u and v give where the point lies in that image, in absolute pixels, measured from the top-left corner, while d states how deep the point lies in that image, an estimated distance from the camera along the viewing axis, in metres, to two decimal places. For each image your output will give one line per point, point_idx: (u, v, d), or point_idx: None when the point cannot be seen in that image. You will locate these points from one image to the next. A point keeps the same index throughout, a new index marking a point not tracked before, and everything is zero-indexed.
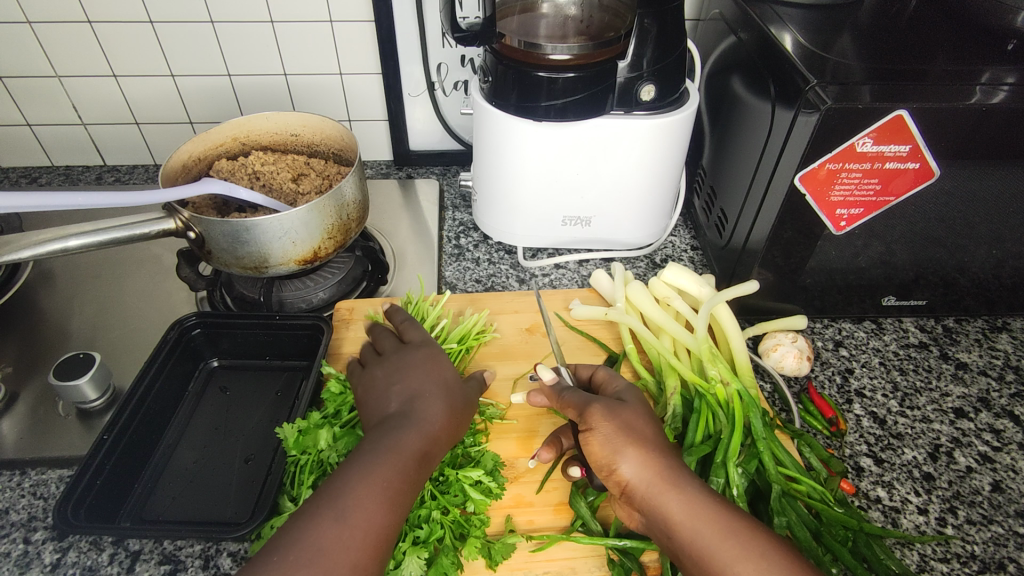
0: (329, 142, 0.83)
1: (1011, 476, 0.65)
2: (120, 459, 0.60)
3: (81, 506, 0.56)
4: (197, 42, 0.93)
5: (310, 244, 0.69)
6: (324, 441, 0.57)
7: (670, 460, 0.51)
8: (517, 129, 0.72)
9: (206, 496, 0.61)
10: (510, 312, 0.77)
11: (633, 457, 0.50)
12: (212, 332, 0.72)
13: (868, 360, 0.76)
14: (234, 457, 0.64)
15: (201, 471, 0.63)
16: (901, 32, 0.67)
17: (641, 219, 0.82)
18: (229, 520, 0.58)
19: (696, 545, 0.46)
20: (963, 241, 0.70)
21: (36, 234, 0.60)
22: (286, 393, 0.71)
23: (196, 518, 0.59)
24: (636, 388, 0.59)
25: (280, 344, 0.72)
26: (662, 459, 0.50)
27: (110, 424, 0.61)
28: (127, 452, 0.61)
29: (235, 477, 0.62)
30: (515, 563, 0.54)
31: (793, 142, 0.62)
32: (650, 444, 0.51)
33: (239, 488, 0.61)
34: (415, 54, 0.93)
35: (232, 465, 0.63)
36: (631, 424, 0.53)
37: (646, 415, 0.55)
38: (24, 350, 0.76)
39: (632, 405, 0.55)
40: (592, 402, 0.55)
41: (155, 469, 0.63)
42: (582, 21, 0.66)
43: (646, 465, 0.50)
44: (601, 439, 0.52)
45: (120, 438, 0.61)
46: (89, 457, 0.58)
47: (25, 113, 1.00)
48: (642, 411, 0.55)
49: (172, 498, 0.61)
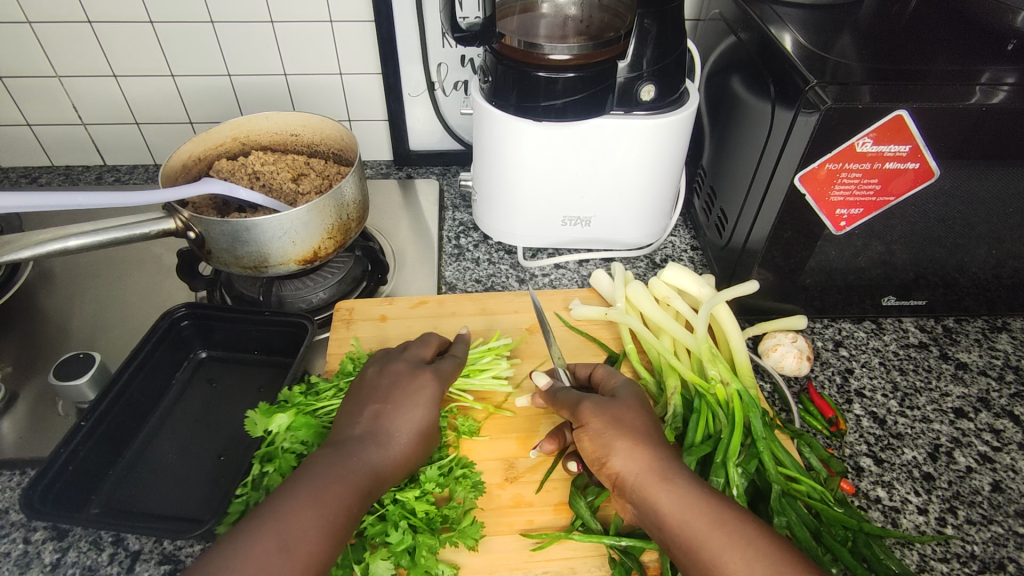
0: (329, 142, 0.83)
1: (1011, 476, 0.65)
2: (96, 444, 0.61)
3: (50, 490, 0.56)
4: (197, 42, 0.93)
5: (310, 244, 0.69)
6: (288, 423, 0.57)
7: (662, 453, 0.51)
8: (517, 129, 0.72)
9: (175, 490, 0.61)
10: (509, 312, 0.77)
11: (623, 450, 0.51)
12: (201, 323, 0.72)
13: (868, 359, 0.76)
14: (208, 452, 0.64)
15: (176, 464, 0.63)
16: (901, 32, 0.67)
17: (641, 219, 0.82)
18: (189, 517, 0.58)
19: (684, 534, 0.46)
20: (963, 241, 0.70)
21: (36, 233, 0.60)
22: (269, 390, 0.70)
23: (162, 511, 0.59)
24: (632, 383, 0.59)
25: (268, 339, 0.71)
26: (652, 452, 0.51)
27: (89, 410, 0.61)
28: (105, 439, 0.62)
29: (207, 474, 0.62)
30: (514, 563, 0.54)
31: (793, 142, 0.62)
32: (642, 437, 0.52)
33: (208, 485, 0.61)
34: (415, 54, 0.93)
35: (205, 460, 0.63)
36: (622, 418, 0.53)
37: (641, 409, 0.56)
38: (24, 350, 0.76)
39: (627, 400, 0.56)
40: (583, 400, 0.56)
41: (131, 459, 0.64)
42: (582, 22, 0.66)
43: (636, 458, 0.51)
44: (593, 434, 0.53)
45: (98, 425, 0.61)
46: (62, 444, 0.58)
47: (25, 113, 1.00)
48: (635, 406, 0.55)
49: (144, 489, 0.61)
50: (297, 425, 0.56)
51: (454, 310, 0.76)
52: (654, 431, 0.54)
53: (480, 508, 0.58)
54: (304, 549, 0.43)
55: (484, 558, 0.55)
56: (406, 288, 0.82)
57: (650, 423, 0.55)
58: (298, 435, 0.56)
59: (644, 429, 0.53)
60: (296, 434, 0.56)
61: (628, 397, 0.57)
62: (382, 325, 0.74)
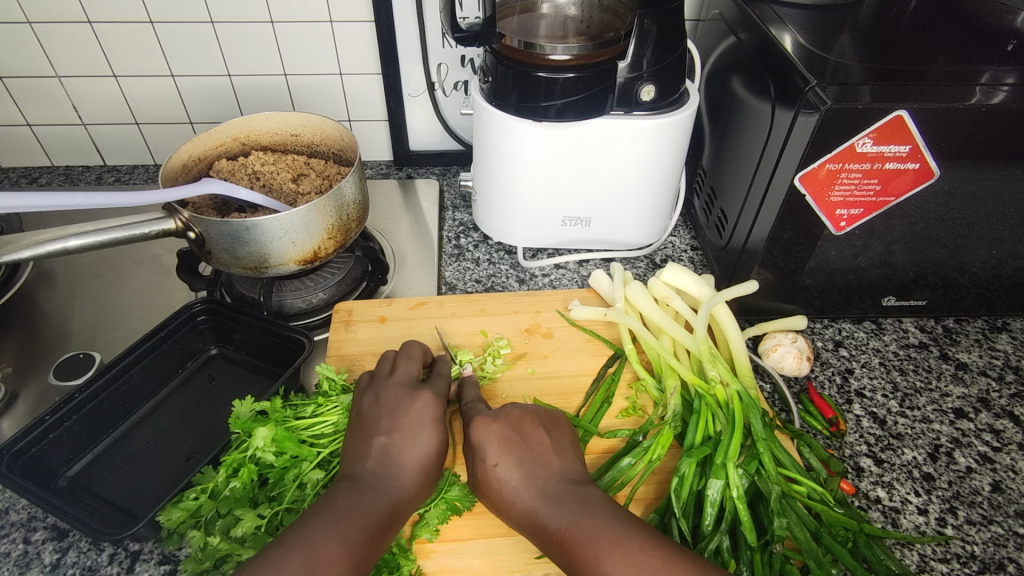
0: (329, 142, 0.83)
1: (1011, 476, 0.65)
2: (81, 421, 0.62)
3: (21, 457, 0.56)
4: (197, 42, 0.93)
5: (310, 244, 0.69)
6: (260, 441, 0.55)
7: (530, 500, 0.49)
8: (518, 130, 0.72)
9: (139, 483, 0.61)
10: (510, 312, 0.76)
11: (506, 515, 0.50)
12: (217, 319, 0.72)
13: (868, 360, 0.76)
14: (177, 454, 0.64)
15: (149, 455, 0.63)
16: (899, 32, 0.67)
17: (641, 219, 0.82)
18: (137, 513, 0.58)
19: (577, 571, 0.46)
20: (964, 241, 0.70)
21: (36, 233, 0.60)
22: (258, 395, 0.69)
23: (120, 505, 0.59)
24: (479, 432, 0.54)
25: (270, 348, 0.71)
26: (526, 504, 0.49)
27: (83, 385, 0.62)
28: (88, 418, 0.63)
29: (173, 475, 0.61)
30: (515, 565, 0.54)
31: (793, 142, 0.62)
32: (511, 493, 0.50)
33: (170, 484, 0.60)
34: (415, 54, 0.93)
35: (174, 461, 0.63)
36: (490, 491, 0.51)
37: (494, 458, 0.52)
38: (24, 349, 0.76)
39: (477, 459, 0.53)
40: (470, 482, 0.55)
41: (109, 443, 0.64)
42: (582, 22, 0.66)
43: (519, 520, 0.50)
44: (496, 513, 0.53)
45: (88, 401, 0.62)
46: (49, 411, 0.59)
47: (24, 113, 1.00)
48: (491, 476, 0.51)
49: (109, 476, 0.61)
50: (281, 438, 0.56)
51: (454, 311, 0.76)
52: (518, 474, 0.51)
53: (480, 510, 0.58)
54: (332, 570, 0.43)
55: (484, 560, 0.55)
56: (406, 288, 0.82)
57: (505, 467, 0.51)
58: (276, 448, 0.56)
59: (506, 484, 0.51)
60: (276, 445, 0.56)
61: (479, 451, 0.53)
62: (382, 325, 0.74)
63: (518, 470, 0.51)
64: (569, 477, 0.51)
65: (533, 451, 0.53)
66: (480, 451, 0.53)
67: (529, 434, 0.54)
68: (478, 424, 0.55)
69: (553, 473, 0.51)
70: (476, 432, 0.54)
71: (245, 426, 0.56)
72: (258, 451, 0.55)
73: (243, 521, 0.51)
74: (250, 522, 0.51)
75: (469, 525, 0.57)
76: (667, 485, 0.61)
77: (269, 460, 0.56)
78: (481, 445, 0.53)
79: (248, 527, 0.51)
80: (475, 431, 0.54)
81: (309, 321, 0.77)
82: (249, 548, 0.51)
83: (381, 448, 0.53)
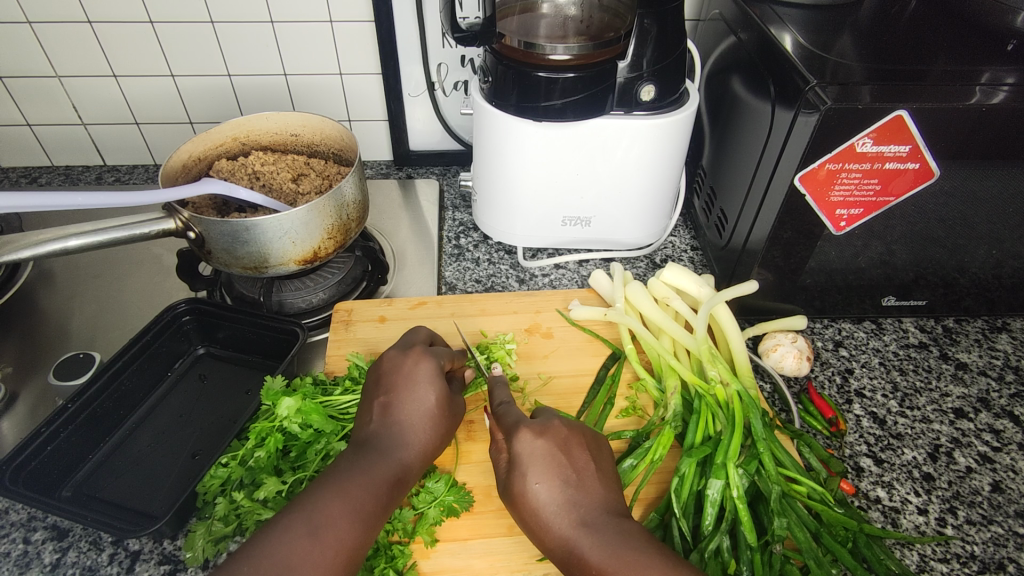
0: (329, 142, 0.83)
1: (1011, 476, 0.65)
2: (78, 429, 0.62)
3: (23, 469, 0.56)
4: (197, 42, 0.93)
5: (310, 244, 0.69)
6: (288, 411, 0.56)
7: (570, 526, 0.48)
8: (517, 130, 0.72)
9: (140, 482, 0.61)
10: (510, 312, 0.76)
11: (539, 532, 0.49)
12: (202, 320, 0.72)
13: (868, 360, 0.76)
14: (182, 452, 0.64)
15: (150, 457, 0.63)
16: (899, 32, 0.67)
17: (640, 219, 0.82)
18: (145, 512, 0.58)
19: None
20: (964, 241, 0.70)
21: (36, 233, 0.60)
22: (253, 393, 0.70)
23: (125, 506, 0.59)
24: (521, 446, 0.52)
25: (263, 343, 0.71)
26: (566, 528, 0.48)
27: (77, 394, 0.61)
28: (87, 424, 0.63)
29: (174, 475, 0.61)
30: (514, 565, 0.54)
31: (793, 142, 0.62)
32: (550, 514, 0.49)
33: (174, 483, 0.61)
34: (416, 54, 0.93)
35: (178, 459, 0.63)
36: (525, 505, 0.50)
37: (537, 476, 0.50)
38: (24, 349, 0.76)
39: (517, 472, 0.51)
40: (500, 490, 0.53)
41: (109, 448, 0.64)
42: (582, 22, 0.66)
43: (551, 543, 0.49)
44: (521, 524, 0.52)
45: (84, 409, 0.62)
46: (46, 423, 0.59)
47: (24, 113, 1.00)
48: (532, 492, 0.50)
49: (115, 480, 0.61)
50: (308, 409, 0.57)
51: (454, 311, 0.76)
52: (560, 497, 0.49)
53: (479, 510, 0.58)
54: (337, 531, 0.44)
55: (484, 560, 0.55)
56: (406, 288, 0.82)
57: (550, 487, 0.50)
58: (302, 418, 0.57)
59: (546, 504, 0.49)
60: (302, 417, 0.57)
61: (521, 464, 0.51)
62: (382, 325, 0.74)
63: (562, 490, 0.50)
64: (613, 508, 0.50)
65: (577, 474, 0.51)
66: (523, 466, 0.51)
67: (576, 457, 0.52)
68: (520, 436, 0.53)
69: (596, 503, 0.50)
70: (521, 444, 0.52)
71: (274, 399, 0.57)
72: (285, 420, 0.57)
73: (267, 485, 0.53)
74: (272, 486, 0.53)
75: (469, 525, 0.57)
76: (667, 485, 0.61)
77: (295, 430, 0.57)
78: (524, 460, 0.51)
79: (271, 490, 0.53)
80: (518, 443, 0.52)
81: (309, 321, 0.77)
82: (269, 509, 0.52)
83: (382, 407, 0.54)
